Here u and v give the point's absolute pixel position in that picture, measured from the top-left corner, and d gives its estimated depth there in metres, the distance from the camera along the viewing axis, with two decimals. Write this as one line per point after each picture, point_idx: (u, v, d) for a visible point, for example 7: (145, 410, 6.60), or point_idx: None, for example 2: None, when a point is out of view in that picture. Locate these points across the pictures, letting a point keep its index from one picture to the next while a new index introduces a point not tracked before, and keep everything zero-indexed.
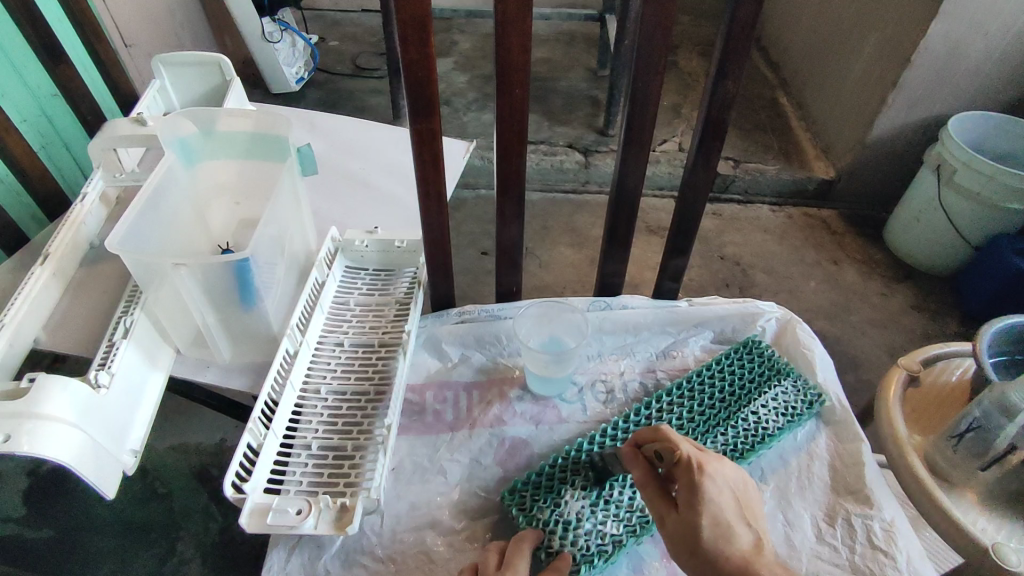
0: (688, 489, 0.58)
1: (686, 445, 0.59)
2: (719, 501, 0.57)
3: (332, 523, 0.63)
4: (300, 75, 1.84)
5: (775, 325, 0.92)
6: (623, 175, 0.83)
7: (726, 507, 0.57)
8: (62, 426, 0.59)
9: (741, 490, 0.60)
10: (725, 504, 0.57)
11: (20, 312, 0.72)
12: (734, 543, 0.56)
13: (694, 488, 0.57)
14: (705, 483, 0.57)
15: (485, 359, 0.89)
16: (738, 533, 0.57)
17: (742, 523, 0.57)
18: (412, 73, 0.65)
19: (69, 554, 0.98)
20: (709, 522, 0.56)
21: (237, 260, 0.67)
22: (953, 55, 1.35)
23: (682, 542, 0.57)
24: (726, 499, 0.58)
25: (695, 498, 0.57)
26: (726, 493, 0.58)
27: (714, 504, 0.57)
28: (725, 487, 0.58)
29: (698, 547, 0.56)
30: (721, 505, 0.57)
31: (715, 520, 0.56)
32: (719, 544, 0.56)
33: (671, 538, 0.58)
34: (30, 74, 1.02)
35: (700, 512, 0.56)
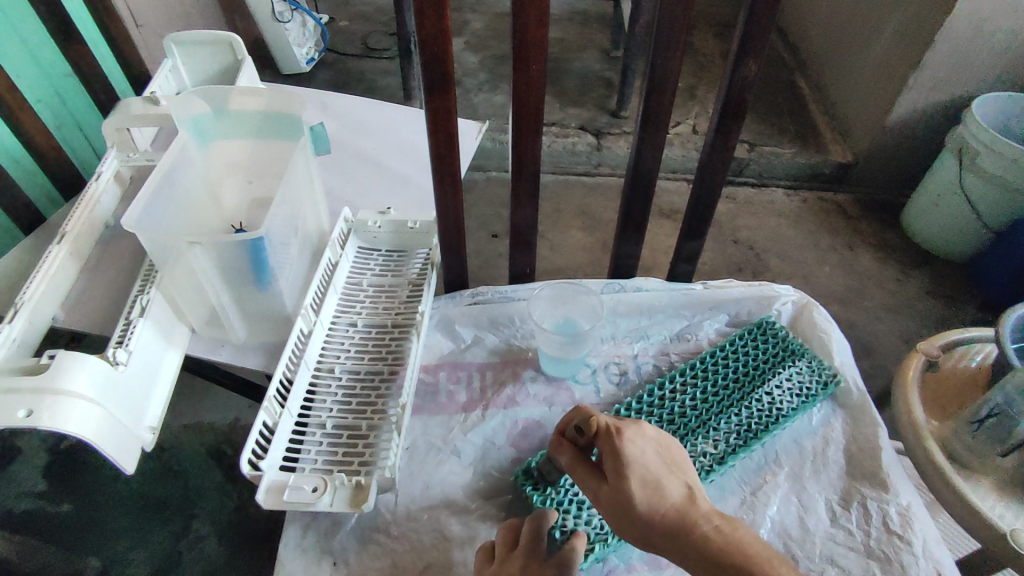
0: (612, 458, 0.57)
1: (601, 415, 0.60)
2: (641, 461, 0.56)
3: (348, 500, 0.64)
4: (310, 55, 1.83)
5: (791, 308, 0.91)
6: (640, 155, 0.82)
7: (653, 465, 0.56)
8: (82, 402, 0.59)
9: (668, 447, 0.60)
10: (650, 463, 0.56)
11: (38, 291, 0.72)
12: (666, 498, 0.53)
13: (614, 454, 0.57)
14: (626, 445, 0.57)
15: (498, 341, 0.89)
16: (669, 488, 0.54)
17: (671, 476, 0.56)
18: (428, 49, 0.64)
19: (88, 528, 1.00)
20: (637, 484, 0.54)
21: (251, 238, 0.67)
22: (977, 34, 1.31)
23: (618, 513, 0.54)
24: (650, 458, 0.57)
25: (619, 462, 0.56)
26: (650, 452, 0.57)
27: (637, 464, 0.56)
28: (646, 448, 0.58)
29: (631, 510, 0.53)
30: (645, 464, 0.56)
31: (643, 479, 0.55)
32: (651, 501, 0.53)
33: (608, 514, 0.55)
34: (42, 51, 1.01)
35: (627, 475, 0.55)
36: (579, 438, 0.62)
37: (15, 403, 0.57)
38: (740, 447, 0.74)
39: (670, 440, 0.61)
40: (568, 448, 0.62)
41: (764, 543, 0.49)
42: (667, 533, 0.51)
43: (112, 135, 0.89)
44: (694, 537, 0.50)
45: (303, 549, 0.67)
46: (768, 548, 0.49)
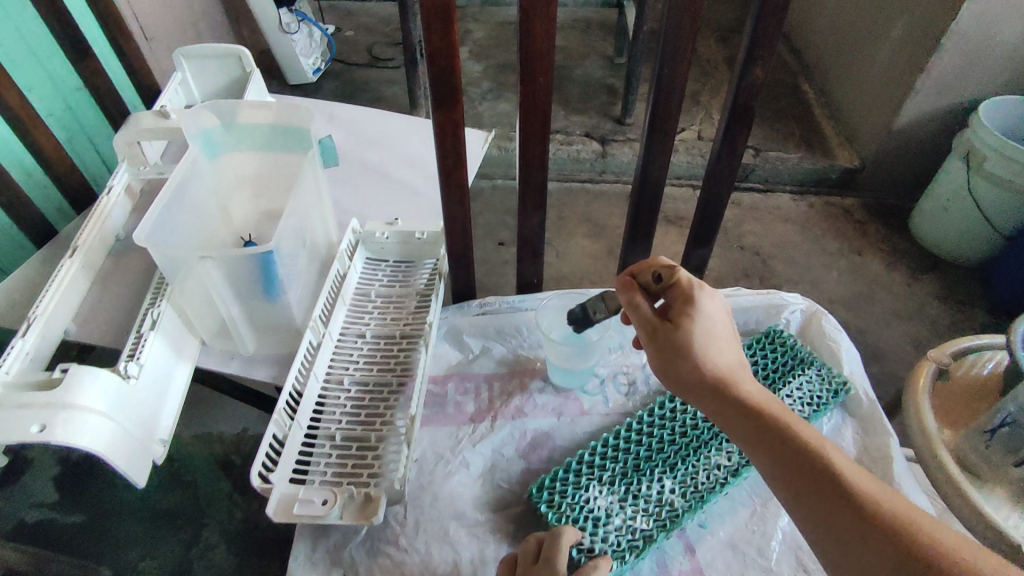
0: (685, 306, 0.58)
1: (684, 270, 0.60)
2: (710, 318, 0.58)
3: (356, 513, 0.64)
4: (316, 66, 1.84)
5: (799, 317, 0.91)
6: (646, 164, 0.82)
7: (719, 323, 0.58)
8: (95, 416, 0.60)
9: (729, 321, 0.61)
10: (717, 321, 0.58)
11: (51, 304, 0.73)
12: (720, 353, 0.56)
13: (688, 304, 0.58)
14: (702, 300, 0.58)
15: (506, 351, 0.89)
16: (723, 348, 0.57)
17: (727, 340, 0.58)
18: (436, 63, 0.65)
19: (98, 538, 1.00)
20: (701, 330, 0.57)
21: (261, 252, 0.68)
22: (984, 37, 1.31)
23: (671, 349, 0.57)
24: (719, 320, 0.58)
25: (691, 311, 0.57)
26: (719, 315, 0.59)
27: (707, 321, 0.57)
28: (718, 310, 0.59)
29: (687, 350, 0.56)
30: (713, 322, 0.58)
31: (707, 329, 0.57)
32: (707, 350, 0.56)
33: (658, 351, 0.57)
34: (55, 66, 1.02)
35: (695, 322, 0.57)
36: (651, 285, 0.62)
37: (29, 418, 0.57)
38: None
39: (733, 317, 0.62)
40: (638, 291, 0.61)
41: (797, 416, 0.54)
42: (711, 383, 0.55)
43: (123, 149, 0.90)
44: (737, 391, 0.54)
45: (313, 561, 0.67)
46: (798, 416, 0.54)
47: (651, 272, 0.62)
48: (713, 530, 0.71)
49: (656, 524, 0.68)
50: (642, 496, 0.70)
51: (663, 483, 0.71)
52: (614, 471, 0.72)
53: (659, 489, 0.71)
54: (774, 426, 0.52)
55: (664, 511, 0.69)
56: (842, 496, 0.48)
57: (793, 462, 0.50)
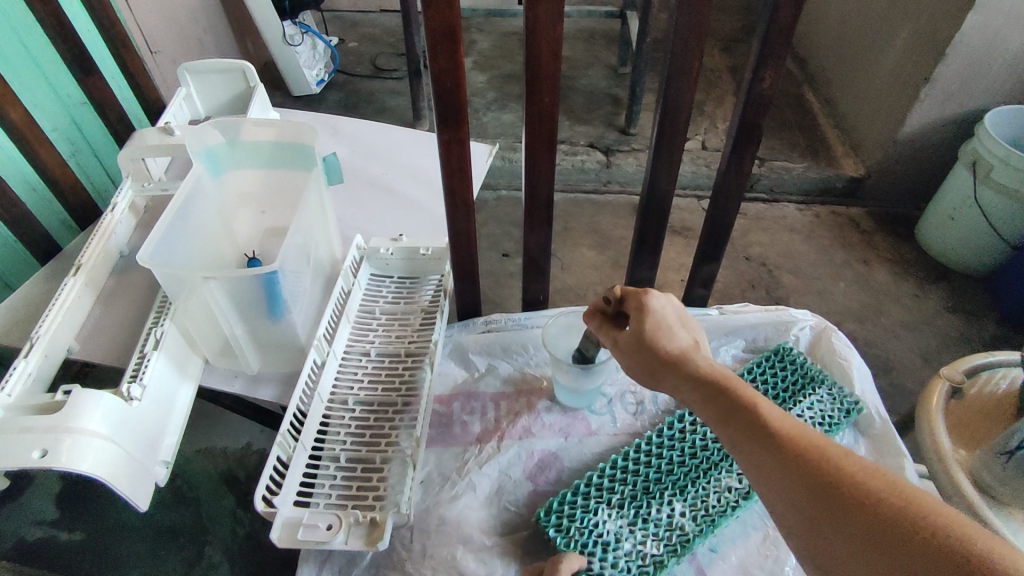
0: (635, 307, 0.60)
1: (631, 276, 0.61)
2: (661, 313, 0.59)
3: (362, 538, 0.63)
4: (321, 77, 1.85)
5: (809, 334, 0.90)
6: (653, 180, 0.81)
7: (668, 315, 0.59)
8: (97, 440, 0.59)
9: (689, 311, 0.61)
10: (668, 314, 0.59)
11: (54, 324, 0.72)
12: (674, 342, 0.57)
13: (637, 305, 0.59)
14: (650, 298, 0.59)
15: (512, 368, 0.88)
16: (679, 337, 0.58)
17: (684, 329, 0.58)
18: (441, 82, 0.64)
19: (100, 556, 0.99)
20: (651, 324, 0.58)
21: (265, 272, 0.67)
22: (990, 47, 1.30)
23: (629, 350, 0.58)
24: (670, 313, 0.59)
25: (640, 310, 0.59)
26: (671, 307, 0.59)
27: (657, 316, 0.58)
28: (668, 305, 0.59)
29: (642, 347, 0.57)
30: (665, 316, 0.59)
31: (657, 322, 0.58)
32: (660, 340, 0.57)
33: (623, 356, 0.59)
34: (60, 82, 1.03)
35: (644, 317, 0.58)
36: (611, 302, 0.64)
37: (30, 443, 0.57)
38: None
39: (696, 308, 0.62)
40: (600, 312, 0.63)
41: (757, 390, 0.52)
42: (670, 372, 0.55)
43: (128, 165, 0.90)
44: (691, 372, 0.54)
45: None
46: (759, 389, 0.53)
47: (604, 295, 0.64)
48: (725, 554, 0.69)
49: (666, 549, 0.67)
50: (651, 519, 0.69)
51: (673, 506, 0.70)
52: (623, 494, 0.71)
53: (669, 513, 0.69)
54: (729, 401, 0.51)
55: (675, 535, 0.68)
56: (798, 459, 0.46)
57: (750, 435, 0.48)
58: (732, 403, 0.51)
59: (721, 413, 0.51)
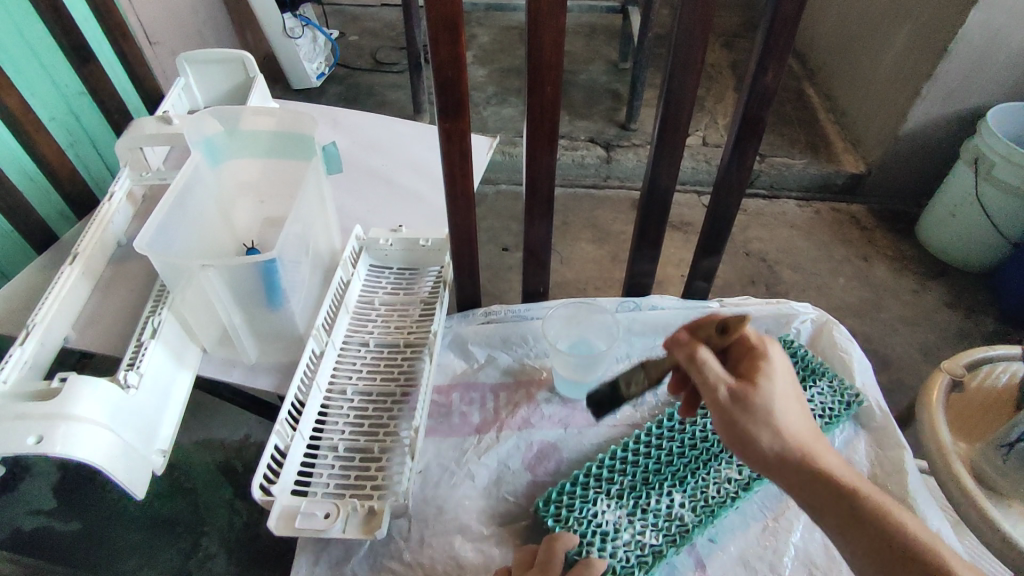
0: (749, 365, 0.52)
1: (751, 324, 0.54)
2: (784, 375, 0.52)
3: (360, 526, 0.63)
4: (321, 70, 1.84)
5: (810, 326, 0.89)
6: (655, 173, 0.81)
7: (789, 384, 0.52)
8: (92, 427, 0.59)
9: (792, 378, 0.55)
10: (787, 383, 0.52)
11: (50, 312, 0.72)
12: (796, 421, 0.51)
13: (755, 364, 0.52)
14: (767, 358, 0.52)
15: (511, 360, 0.87)
16: (798, 413, 0.51)
17: (801, 403, 0.52)
18: (442, 73, 0.64)
19: (96, 547, 0.99)
20: (773, 395, 0.50)
21: (264, 260, 0.67)
22: (992, 44, 1.30)
23: (745, 414, 0.50)
24: (786, 381, 0.52)
25: (758, 371, 0.51)
26: (785, 374, 0.53)
27: (779, 377, 0.52)
28: (787, 366, 0.53)
29: (763, 419, 0.50)
30: (785, 377, 0.52)
31: (779, 393, 0.51)
32: (784, 418, 0.50)
33: (730, 407, 0.50)
34: (57, 70, 1.01)
35: (765, 383, 0.51)
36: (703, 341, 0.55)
37: (25, 429, 0.56)
38: None
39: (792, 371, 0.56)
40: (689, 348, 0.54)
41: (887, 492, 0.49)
42: (785, 456, 0.50)
43: (125, 154, 0.89)
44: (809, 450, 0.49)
45: None
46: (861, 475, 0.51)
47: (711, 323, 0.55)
48: (724, 545, 0.69)
49: (665, 539, 0.66)
50: (651, 509, 0.69)
51: (672, 497, 0.70)
52: (622, 485, 0.71)
53: (668, 504, 0.69)
54: (859, 506, 0.47)
55: (674, 525, 0.67)
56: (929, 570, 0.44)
57: (892, 551, 0.45)
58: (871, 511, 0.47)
59: (846, 512, 0.47)
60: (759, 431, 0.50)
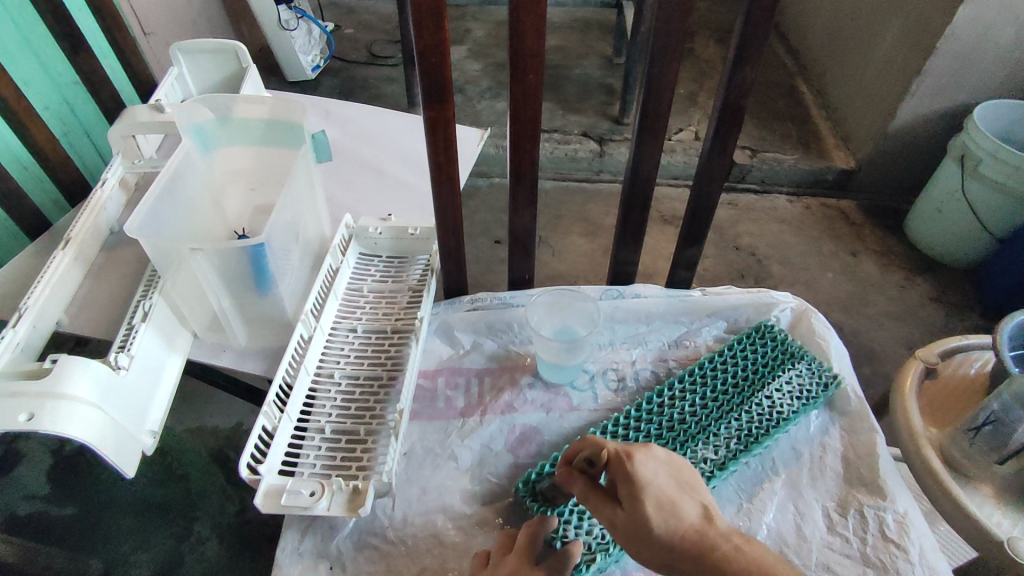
0: (624, 483, 0.55)
1: (610, 442, 0.57)
2: (656, 483, 0.55)
3: (344, 504, 0.64)
4: (315, 63, 1.85)
5: (789, 315, 0.91)
6: (638, 161, 0.82)
7: (666, 490, 0.55)
8: (83, 406, 0.60)
9: (679, 466, 0.58)
10: (664, 486, 0.55)
11: (42, 296, 0.73)
12: (683, 524, 0.52)
13: (628, 480, 0.55)
14: (638, 470, 0.55)
15: (497, 346, 0.89)
16: (685, 511, 0.53)
17: (685, 497, 0.54)
18: (426, 59, 0.65)
19: (90, 531, 1.00)
20: (653, 508, 0.53)
21: (252, 245, 0.68)
22: (979, 40, 1.31)
23: (635, 538, 0.53)
24: (664, 481, 0.55)
25: (634, 490, 0.54)
26: (662, 475, 0.56)
27: (652, 488, 0.54)
28: (659, 468, 0.56)
29: (650, 537, 0.52)
30: (660, 486, 0.55)
31: (659, 502, 0.54)
32: (670, 528, 0.52)
33: (627, 540, 0.54)
34: (51, 60, 1.03)
35: (642, 500, 0.54)
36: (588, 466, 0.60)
37: (17, 407, 0.58)
38: (741, 452, 0.74)
39: (681, 457, 0.59)
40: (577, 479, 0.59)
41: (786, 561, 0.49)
42: (691, 563, 0.51)
43: (118, 142, 0.90)
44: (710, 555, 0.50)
45: (301, 553, 0.68)
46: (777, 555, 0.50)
47: (584, 457, 0.60)
48: None
49: None
50: None
51: None
52: None
53: None
54: None
55: None
56: None
57: None
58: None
59: None
60: (656, 554, 0.52)
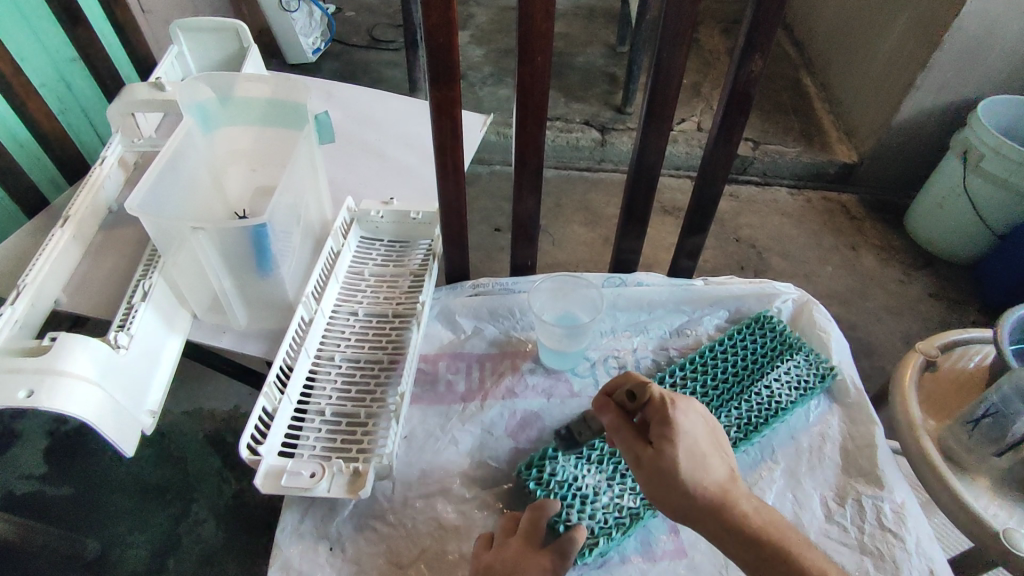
0: (661, 427, 0.55)
1: (656, 385, 0.57)
2: (692, 435, 0.55)
3: (345, 485, 0.65)
4: (316, 46, 1.82)
5: (791, 306, 0.92)
6: (644, 149, 0.81)
7: (700, 445, 0.55)
8: (83, 383, 0.60)
9: (716, 423, 0.58)
10: (699, 439, 0.55)
11: (41, 273, 0.72)
12: (711, 478, 0.54)
13: (668, 426, 0.54)
14: (679, 419, 0.55)
15: (498, 332, 0.89)
16: (713, 465, 0.55)
17: (715, 453, 0.56)
18: (434, 39, 0.64)
19: (86, 511, 1.00)
20: (684, 459, 0.53)
21: (254, 225, 0.67)
22: (985, 35, 1.31)
23: (660, 481, 0.54)
24: (700, 435, 0.56)
25: (672, 436, 0.54)
26: (700, 428, 0.56)
27: (688, 440, 0.54)
28: (698, 422, 0.56)
29: (676, 482, 0.53)
30: (695, 439, 0.55)
31: (691, 453, 0.54)
32: (697, 477, 0.53)
33: (650, 480, 0.54)
34: (47, 35, 1.01)
35: (677, 448, 0.54)
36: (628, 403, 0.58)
37: (18, 382, 0.57)
38: (741, 440, 0.75)
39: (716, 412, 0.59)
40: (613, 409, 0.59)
41: (797, 530, 0.54)
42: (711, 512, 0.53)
43: (117, 121, 0.89)
44: (733, 515, 0.53)
45: (300, 533, 0.68)
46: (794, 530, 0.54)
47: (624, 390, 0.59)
48: None
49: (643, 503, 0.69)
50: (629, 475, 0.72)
51: None
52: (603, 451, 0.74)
53: None
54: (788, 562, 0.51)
55: None
56: None
57: None
58: (773, 553, 0.52)
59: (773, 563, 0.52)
60: (679, 499, 0.54)
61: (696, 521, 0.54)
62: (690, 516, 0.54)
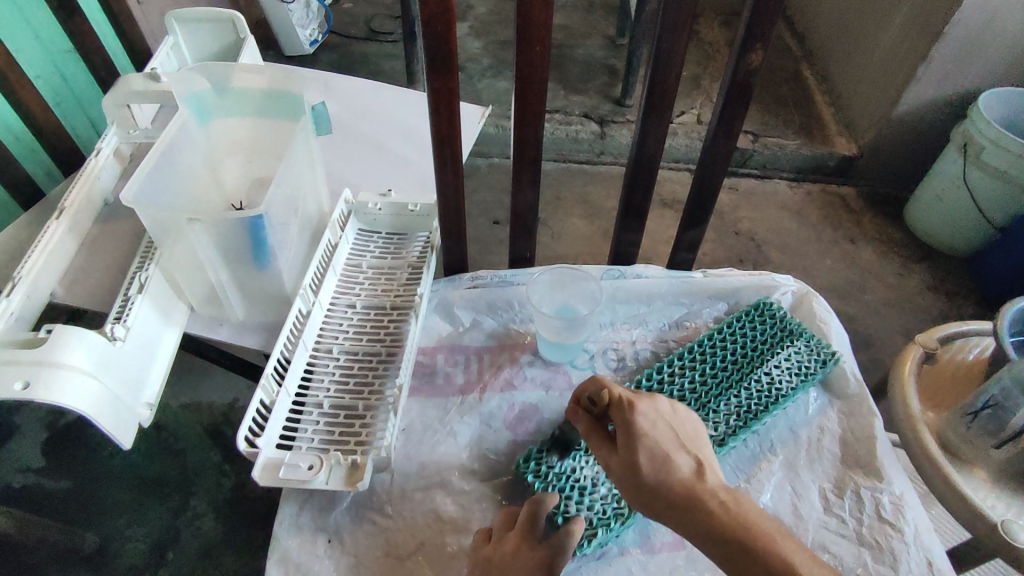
0: (623, 428, 0.58)
1: (615, 388, 0.61)
2: (653, 431, 0.57)
3: (343, 479, 0.64)
4: (314, 38, 1.80)
5: (790, 298, 0.91)
6: (643, 140, 0.81)
7: (660, 439, 0.57)
8: (79, 375, 0.59)
9: (680, 423, 0.60)
10: (660, 435, 0.57)
11: (37, 265, 0.72)
12: (674, 471, 0.54)
13: (626, 425, 0.58)
14: (637, 416, 0.58)
15: (496, 325, 0.89)
16: (677, 460, 0.55)
17: (681, 449, 0.56)
18: (431, 28, 0.63)
19: (84, 504, 1.00)
20: (645, 456, 0.55)
21: (250, 216, 0.67)
22: (987, 26, 1.30)
23: (625, 479, 0.56)
24: (661, 431, 0.58)
25: (631, 431, 0.57)
26: (660, 424, 0.58)
27: (649, 436, 0.57)
28: (658, 420, 0.59)
29: (638, 477, 0.54)
30: (656, 435, 0.57)
31: (652, 447, 0.56)
32: (659, 471, 0.54)
33: (616, 478, 0.57)
34: (42, 27, 1.00)
35: (637, 445, 0.56)
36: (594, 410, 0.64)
37: (13, 374, 0.57)
38: (739, 428, 0.75)
39: (686, 415, 0.61)
40: (583, 416, 0.63)
41: (770, 518, 0.50)
42: (675, 502, 0.52)
43: (112, 111, 0.88)
44: (696, 505, 0.51)
45: (299, 526, 0.68)
46: (766, 517, 0.50)
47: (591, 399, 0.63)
48: None
49: None
50: None
51: None
52: None
53: None
54: (756, 548, 0.48)
55: None
56: None
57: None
58: (740, 541, 0.48)
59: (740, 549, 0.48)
60: (642, 495, 0.54)
61: (663, 517, 0.53)
62: (658, 514, 0.53)
